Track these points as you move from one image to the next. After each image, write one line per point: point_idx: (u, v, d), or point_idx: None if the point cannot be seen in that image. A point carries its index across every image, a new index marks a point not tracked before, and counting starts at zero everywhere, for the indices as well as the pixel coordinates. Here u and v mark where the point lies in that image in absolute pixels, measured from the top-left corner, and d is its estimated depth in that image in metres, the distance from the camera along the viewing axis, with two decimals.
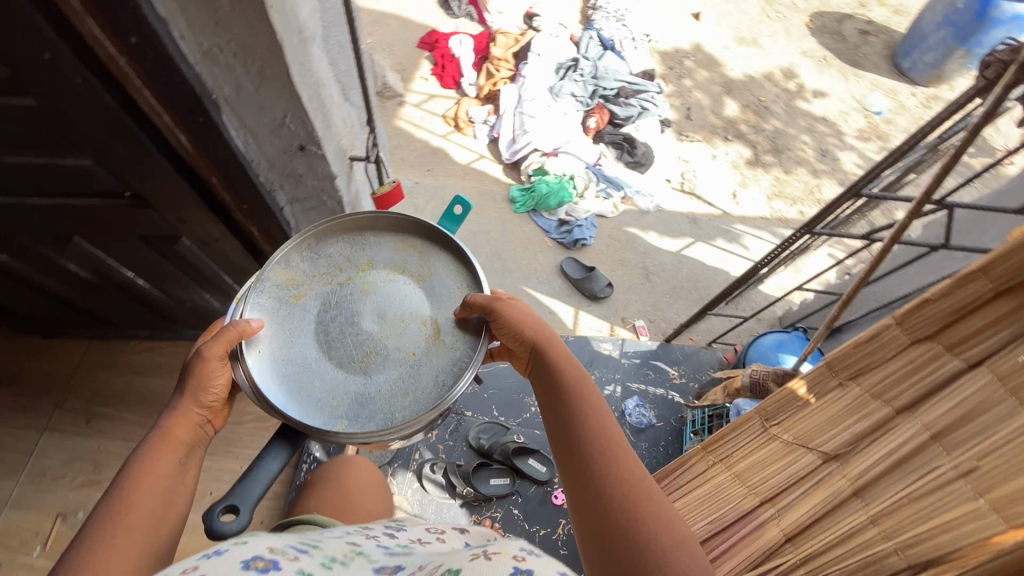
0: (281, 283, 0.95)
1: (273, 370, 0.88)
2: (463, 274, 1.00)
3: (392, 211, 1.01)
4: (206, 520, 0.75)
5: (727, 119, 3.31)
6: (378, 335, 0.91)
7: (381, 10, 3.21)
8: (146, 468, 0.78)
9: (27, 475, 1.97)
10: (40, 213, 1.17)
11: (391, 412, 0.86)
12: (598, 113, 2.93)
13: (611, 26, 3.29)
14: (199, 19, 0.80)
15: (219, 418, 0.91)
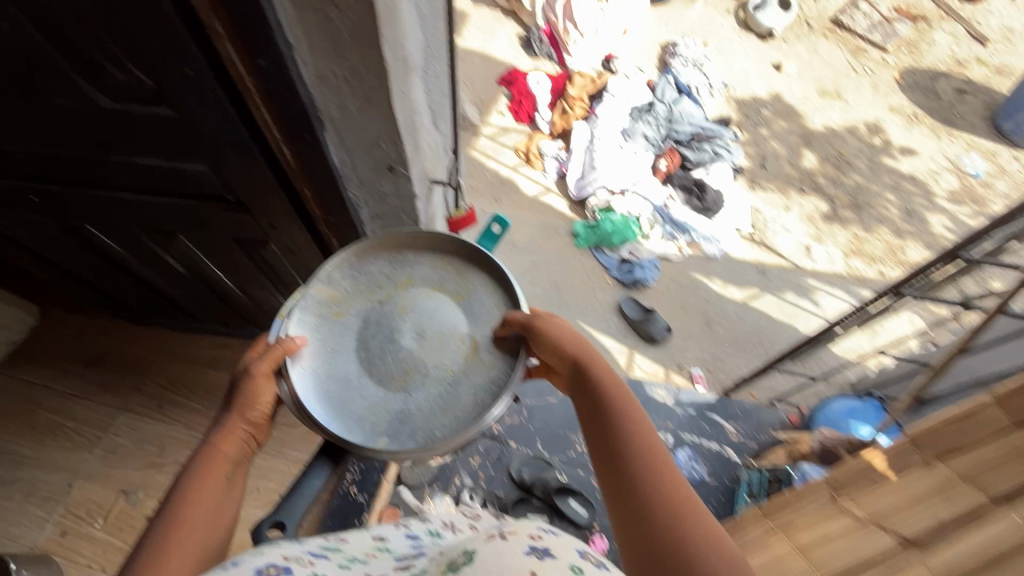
0: (324, 303, 1.04)
1: (318, 386, 0.97)
2: (499, 295, 1.06)
3: (430, 231, 1.08)
4: (254, 533, 0.88)
5: (804, 171, 3.21)
6: (418, 354, 0.99)
7: (466, 45, 3.38)
8: (199, 481, 0.88)
9: (102, 450, 2.15)
10: (153, 211, 1.29)
11: (429, 429, 0.94)
12: (670, 155, 2.91)
13: (689, 72, 3.31)
14: (320, 46, 0.87)
15: (263, 432, 1.00)
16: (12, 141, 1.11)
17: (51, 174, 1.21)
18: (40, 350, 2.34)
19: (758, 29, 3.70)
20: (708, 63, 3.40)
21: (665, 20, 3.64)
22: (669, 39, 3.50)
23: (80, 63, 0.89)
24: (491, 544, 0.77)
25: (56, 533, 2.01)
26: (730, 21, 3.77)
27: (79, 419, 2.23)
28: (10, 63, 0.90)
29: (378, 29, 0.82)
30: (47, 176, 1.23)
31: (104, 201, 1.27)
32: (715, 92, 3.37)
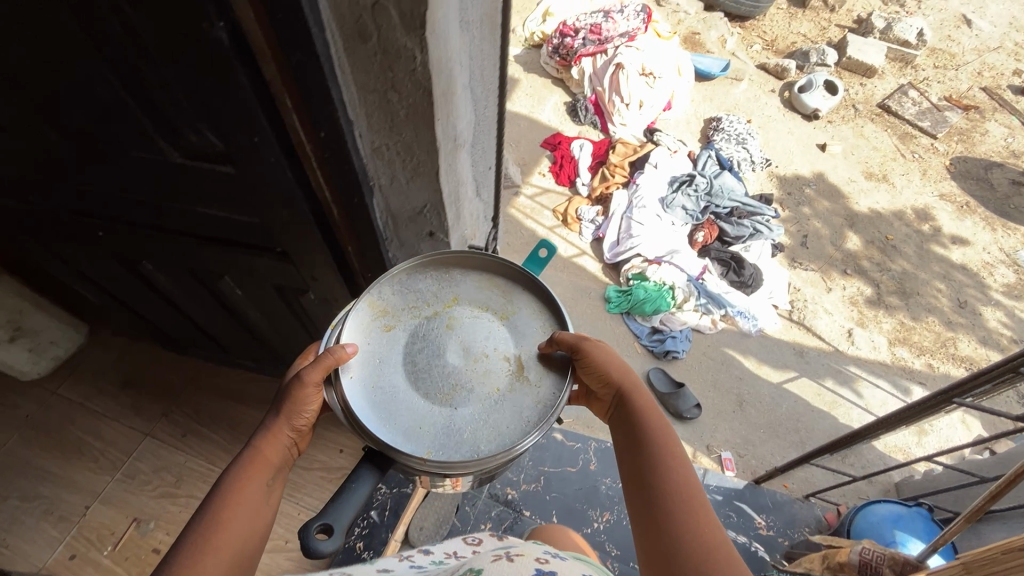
0: (373, 313, 1.02)
1: (365, 395, 0.94)
2: (544, 317, 1.06)
3: (481, 252, 1.08)
4: (302, 536, 0.83)
5: (847, 253, 3.14)
6: (465, 369, 0.97)
7: (514, 109, 3.54)
8: (242, 483, 0.91)
9: (122, 474, 2.19)
10: (204, 255, 1.35)
11: (476, 445, 0.91)
12: (708, 229, 2.91)
13: (731, 148, 3.35)
14: (378, 124, 0.91)
15: (304, 439, 1.02)
16: (86, 186, 1.20)
17: (117, 214, 1.29)
18: (81, 369, 2.44)
19: (804, 110, 3.74)
20: (751, 140, 3.44)
21: (709, 96, 3.73)
22: (713, 115, 3.58)
23: (155, 122, 0.95)
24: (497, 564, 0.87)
25: (65, 555, 2.02)
26: (775, 101, 3.83)
27: (107, 440, 2.28)
28: (94, 120, 0.98)
29: (433, 112, 0.87)
30: (113, 216, 1.31)
31: (161, 243, 1.34)
32: (757, 168, 3.39)
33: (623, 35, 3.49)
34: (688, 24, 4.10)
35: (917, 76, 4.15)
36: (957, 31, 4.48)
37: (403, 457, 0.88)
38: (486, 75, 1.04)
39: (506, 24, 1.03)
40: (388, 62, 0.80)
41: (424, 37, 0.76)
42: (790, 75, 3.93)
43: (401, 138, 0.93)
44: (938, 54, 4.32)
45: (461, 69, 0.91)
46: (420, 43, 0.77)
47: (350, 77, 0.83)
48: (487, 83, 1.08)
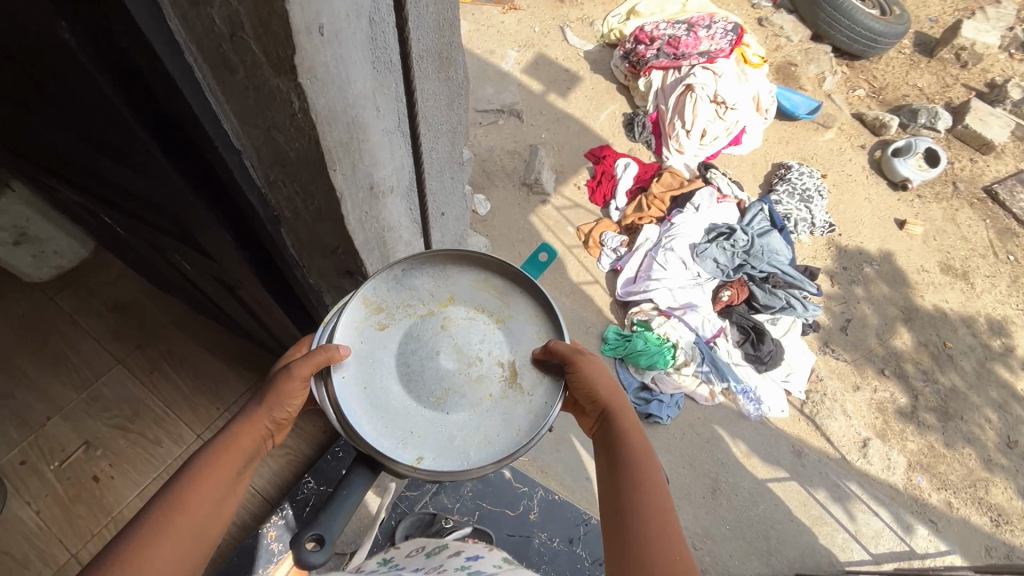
0: (366, 311, 0.94)
1: (354, 397, 0.88)
2: (543, 320, 0.97)
3: (481, 250, 0.97)
4: (293, 550, 0.82)
5: (892, 351, 2.77)
6: (458, 374, 0.91)
7: (568, 109, 3.30)
8: (208, 471, 0.83)
9: (88, 394, 2.06)
10: (143, 229, 1.26)
11: (469, 453, 0.86)
12: (736, 290, 2.63)
13: (790, 204, 2.99)
14: (269, 160, 0.77)
15: (280, 431, 0.96)
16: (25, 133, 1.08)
17: (59, 170, 1.20)
18: (83, 282, 2.25)
19: (892, 176, 3.29)
20: (818, 199, 3.05)
21: (786, 139, 3.35)
22: (783, 161, 3.21)
23: (55, 102, 0.84)
24: None
25: (15, 460, 1.93)
26: (861, 158, 3.40)
27: (83, 356, 2.13)
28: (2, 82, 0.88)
29: (326, 162, 0.73)
30: (57, 170, 1.22)
31: (106, 202, 1.20)
32: (815, 232, 3.03)
33: (704, 55, 3.19)
34: (786, 53, 3.69)
35: None
36: None
37: (396, 462, 0.84)
38: (430, 116, 0.88)
39: (455, 54, 0.87)
40: (262, 101, 0.66)
41: (299, 83, 0.61)
42: (888, 133, 3.46)
43: (296, 179, 0.79)
44: None
45: (378, 113, 0.76)
46: (295, 88, 0.62)
47: (220, 95, 0.69)
48: (435, 123, 0.92)
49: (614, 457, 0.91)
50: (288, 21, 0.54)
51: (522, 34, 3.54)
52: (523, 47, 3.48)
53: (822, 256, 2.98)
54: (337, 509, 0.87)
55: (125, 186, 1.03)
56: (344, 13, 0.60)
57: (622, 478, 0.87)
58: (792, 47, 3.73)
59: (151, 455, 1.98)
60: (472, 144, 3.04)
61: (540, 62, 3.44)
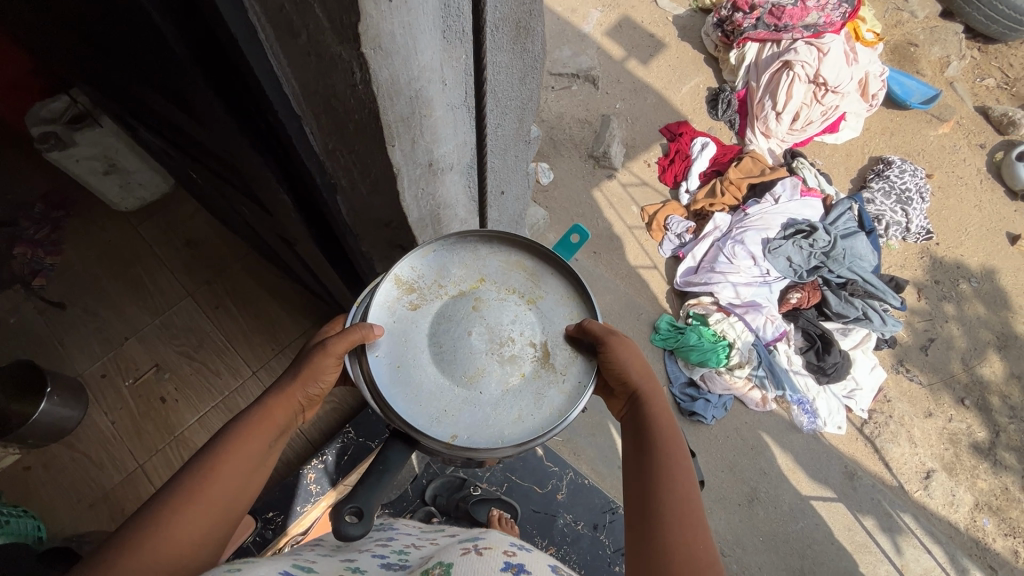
0: (397, 291, 0.89)
1: (386, 375, 0.83)
2: (575, 299, 0.93)
3: (512, 231, 0.94)
4: (334, 523, 0.76)
5: (977, 379, 2.51)
6: (490, 353, 0.86)
7: (648, 78, 3.09)
8: (242, 441, 0.79)
9: (160, 321, 2.17)
10: (209, 176, 1.26)
11: (504, 434, 0.81)
12: (807, 294, 2.43)
13: (883, 205, 2.70)
14: (328, 128, 0.74)
15: (312, 408, 0.91)
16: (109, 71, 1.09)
17: (137, 111, 1.22)
18: (162, 213, 2.32)
19: (1012, 184, 2.90)
20: (918, 202, 2.75)
21: (890, 130, 3.01)
22: (884, 156, 2.90)
23: (133, 39, 0.82)
24: (467, 559, 0.73)
25: (97, 372, 2.08)
26: (978, 160, 3.01)
27: (157, 283, 2.23)
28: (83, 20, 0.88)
29: (385, 137, 0.68)
30: (135, 111, 1.24)
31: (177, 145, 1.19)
32: (908, 238, 2.74)
33: (809, 28, 2.85)
34: (907, 30, 3.26)
35: None
36: None
37: (429, 439, 0.80)
38: (499, 91, 0.81)
39: (537, 23, 0.79)
40: (324, 68, 0.62)
41: (362, 53, 0.56)
42: (1016, 132, 3.03)
43: (354, 150, 0.75)
44: None
45: (443, 87, 0.70)
46: (358, 58, 0.57)
47: (281, 55, 0.65)
48: (503, 98, 0.85)
49: (641, 441, 0.83)
50: None
51: None
52: (608, 6, 3.28)
53: (912, 265, 2.71)
54: (377, 481, 0.81)
55: (194, 134, 1.03)
56: None
57: (648, 465, 0.79)
58: (916, 23, 3.29)
59: (210, 385, 2.09)
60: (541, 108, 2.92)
61: (624, 25, 3.24)
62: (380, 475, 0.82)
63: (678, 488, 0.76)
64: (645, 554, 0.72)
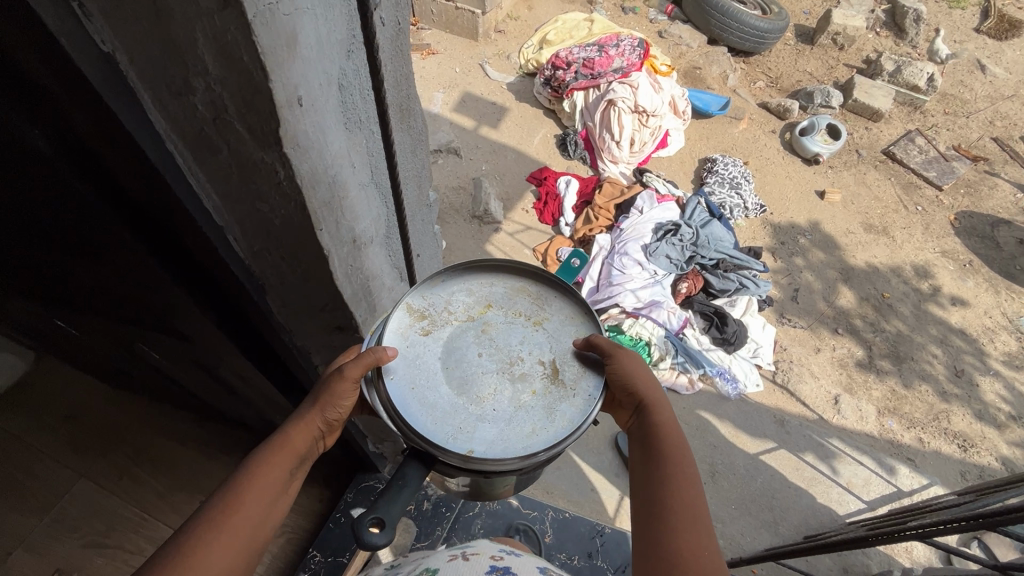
0: (410, 320, 0.95)
1: (401, 398, 0.86)
2: (581, 320, 0.99)
3: (519, 261, 1.03)
4: (354, 531, 0.73)
5: (840, 310, 3.00)
6: (501, 373, 0.91)
7: (502, 139, 3.44)
8: (265, 467, 0.82)
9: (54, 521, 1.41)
10: (95, 338, 1.17)
11: (518, 444, 0.83)
12: (691, 280, 2.77)
13: (723, 193, 3.23)
14: (252, 230, 0.79)
15: (332, 436, 0.93)
16: None
17: None
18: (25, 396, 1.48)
19: (805, 153, 3.62)
20: (746, 184, 3.31)
21: (705, 135, 3.63)
22: (708, 155, 3.48)
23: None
24: (453, 563, 0.80)
25: None
26: (775, 142, 3.72)
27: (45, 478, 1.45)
28: None
29: (312, 223, 0.75)
30: None
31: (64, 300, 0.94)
32: (750, 215, 3.28)
33: (618, 71, 3.38)
34: (689, 58, 4.01)
35: (926, 122, 4.00)
36: (969, 76, 4.34)
37: (445, 456, 0.81)
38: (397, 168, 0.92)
39: (412, 100, 0.92)
40: (246, 173, 0.69)
41: (284, 152, 0.64)
42: (792, 115, 3.82)
43: (282, 245, 0.81)
44: (948, 99, 4.17)
45: (352, 171, 0.79)
46: (281, 158, 0.65)
47: (201, 174, 0.74)
48: (402, 174, 0.95)
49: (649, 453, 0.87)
50: (271, 97, 0.58)
51: (445, 76, 3.74)
52: (448, 88, 3.67)
53: (760, 235, 3.23)
54: (395, 495, 0.78)
55: (80, 293, 0.97)
56: (318, 81, 0.64)
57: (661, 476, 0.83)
58: (694, 52, 4.06)
59: None
60: None
61: (467, 100, 3.62)
62: (401, 489, 0.78)
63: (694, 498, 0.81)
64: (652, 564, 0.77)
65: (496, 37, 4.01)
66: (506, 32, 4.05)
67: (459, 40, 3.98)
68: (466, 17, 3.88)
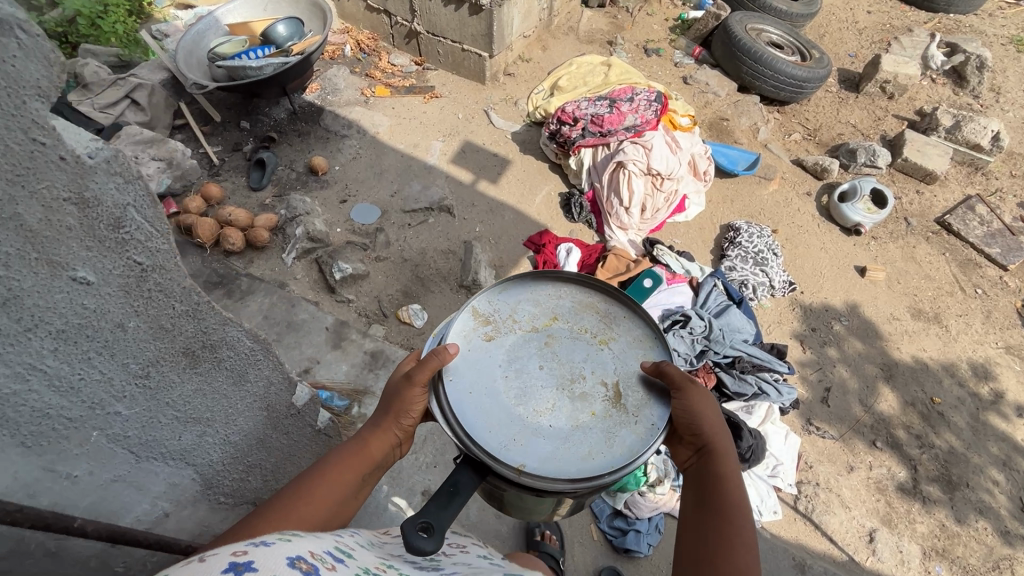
0: (480, 329, 1.21)
1: (462, 399, 1.10)
2: (647, 345, 1.22)
3: (590, 279, 1.28)
4: (407, 535, 0.84)
5: (879, 417, 2.56)
6: (563, 389, 1.14)
7: (500, 196, 3.15)
8: (344, 462, 1.14)
9: None
10: None
11: (566, 464, 1.03)
12: (702, 378, 2.36)
13: (745, 270, 2.85)
14: None
15: (404, 445, 1.24)
16: None
17: None
18: None
19: (844, 222, 3.20)
20: (772, 259, 2.92)
21: (730, 198, 3.25)
22: (731, 222, 3.11)
23: None
24: None
25: None
26: (809, 207, 3.31)
27: None
28: None
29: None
30: None
31: None
32: (776, 294, 2.88)
33: (630, 129, 3.04)
34: (716, 108, 3.64)
35: (988, 186, 3.51)
36: None
37: (503, 460, 1.01)
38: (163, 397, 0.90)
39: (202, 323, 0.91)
40: None
41: None
42: (831, 176, 3.39)
43: None
44: (1016, 159, 3.66)
45: (75, 477, 0.80)
46: None
47: None
48: (207, 411, 1.01)
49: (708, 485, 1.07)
50: None
51: (445, 123, 3.49)
52: (447, 136, 3.42)
53: (787, 319, 2.83)
54: (445, 504, 0.91)
55: None
56: None
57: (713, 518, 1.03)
58: (721, 101, 3.70)
59: None
60: (401, 247, 2.91)
61: (467, 150, 3.35)
62: (450, 499, 0.92)
63: (739, 542, 0.98)
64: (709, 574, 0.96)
65: (505, 80, 3.74)
66: (516, 75, 3.77)
67: (465, 83, 3.73)
68: (472, 60, 3.62)
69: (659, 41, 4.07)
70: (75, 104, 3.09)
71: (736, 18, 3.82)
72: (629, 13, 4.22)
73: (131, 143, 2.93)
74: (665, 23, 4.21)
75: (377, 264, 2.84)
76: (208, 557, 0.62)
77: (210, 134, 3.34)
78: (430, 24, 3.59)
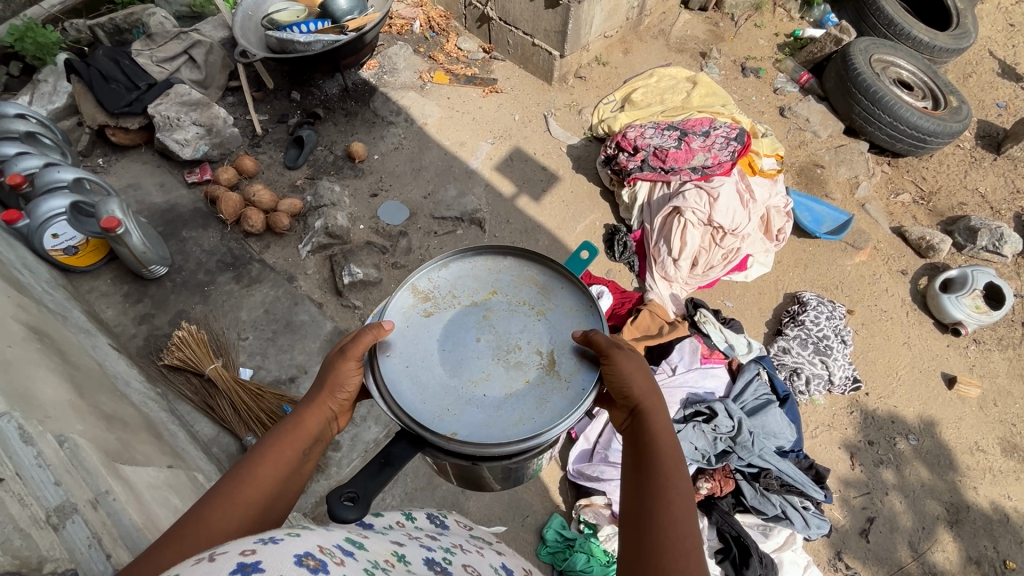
0: (417, 304, 1.22)
1: (394, 374, 1.11)
2: (582, 312, 1.21)
3: (528, 253, 1.28)
4: (329, 505, 0.87)
5: (930, 570, 2.12)
6: (498, 358, 1.14)
7: (539, 216, 2.85)
8: (275, 447, 0.94)
9: None
10: None
11: (498, 434, 1.03)
12: (716, 481, 2.03)
13: (800, 356, 2.43)
14: None
15: (342, 418, 1.09)
16: None
17: None
18: None
19: (941, 317, 2.66)
20: (837, 348, 2.47)
21: (804, 263, 2.78)
22: (798, 292, 2.67)
23: None
24: None
25: None
26: (901, 289, 2.78)
27: None
28: None
29: None
30: None
31: None
32: (833, 391, 2.45)
33: (698, 170, 2.66)
34: (811, 150, 3.12)
35: None
36: None
37: (432, 432, 1.03)
38: None
39: None
40: None
41: None
42: (938, 256, 2.83)
43: None
44: None
45: None
46: None
47: None
48: None
49: (641, 444, 0.99)
50: None
51: (499, 123, 3.21)
52: (498, 138, 3.14)
53: (841, 424, 2.40)
54: (374, 474, 0.93)
55: None
56: None
57: (648, 474, 0.93)
58: (820, 143, 3.16)
59: None
60: (422, 257, 2.71)
61: (515, 158, 3.06)
62: (381, 469, 0.95)
63: (672, 494, 0.89)
64: (639, 525, 0.88)
65: (575, 83, 3.38)
66: (587, 79, 3.40)
67: (530, 80, 3.41)
68: (542, 57, 3.28)
69: (762, 59, 3.53)
70: (135, 53, 3.03)
71: (862, 45, 3.22)
72: (734, 21, 3.69)
73: (177, 104, 2.87)
74: (774, 38, 3.64)
75: (392, 271, 2.66)
76: (219, 555, 0.60)
77: (260, 100, 3.24)
78: (503, 11, 3.27)
